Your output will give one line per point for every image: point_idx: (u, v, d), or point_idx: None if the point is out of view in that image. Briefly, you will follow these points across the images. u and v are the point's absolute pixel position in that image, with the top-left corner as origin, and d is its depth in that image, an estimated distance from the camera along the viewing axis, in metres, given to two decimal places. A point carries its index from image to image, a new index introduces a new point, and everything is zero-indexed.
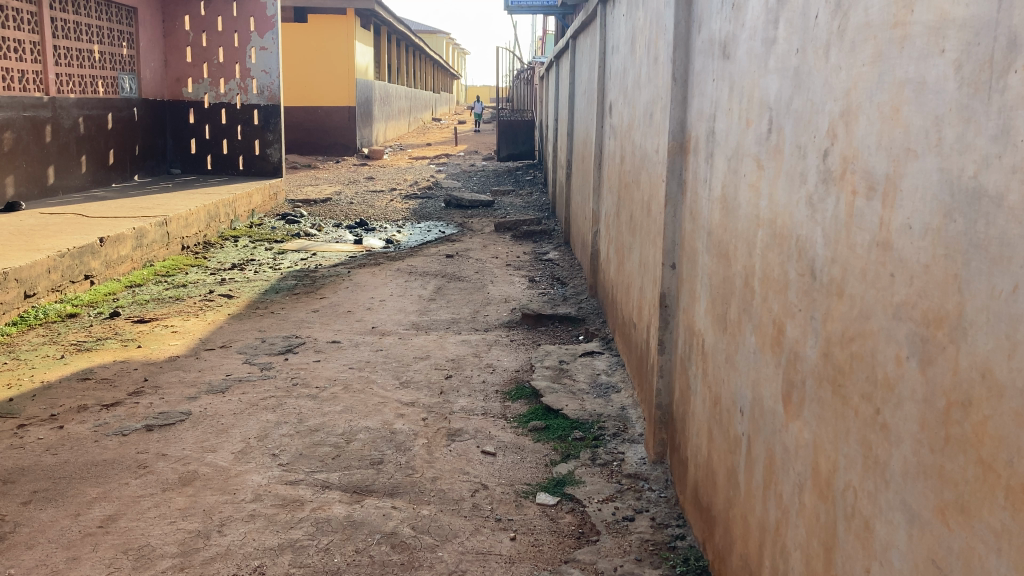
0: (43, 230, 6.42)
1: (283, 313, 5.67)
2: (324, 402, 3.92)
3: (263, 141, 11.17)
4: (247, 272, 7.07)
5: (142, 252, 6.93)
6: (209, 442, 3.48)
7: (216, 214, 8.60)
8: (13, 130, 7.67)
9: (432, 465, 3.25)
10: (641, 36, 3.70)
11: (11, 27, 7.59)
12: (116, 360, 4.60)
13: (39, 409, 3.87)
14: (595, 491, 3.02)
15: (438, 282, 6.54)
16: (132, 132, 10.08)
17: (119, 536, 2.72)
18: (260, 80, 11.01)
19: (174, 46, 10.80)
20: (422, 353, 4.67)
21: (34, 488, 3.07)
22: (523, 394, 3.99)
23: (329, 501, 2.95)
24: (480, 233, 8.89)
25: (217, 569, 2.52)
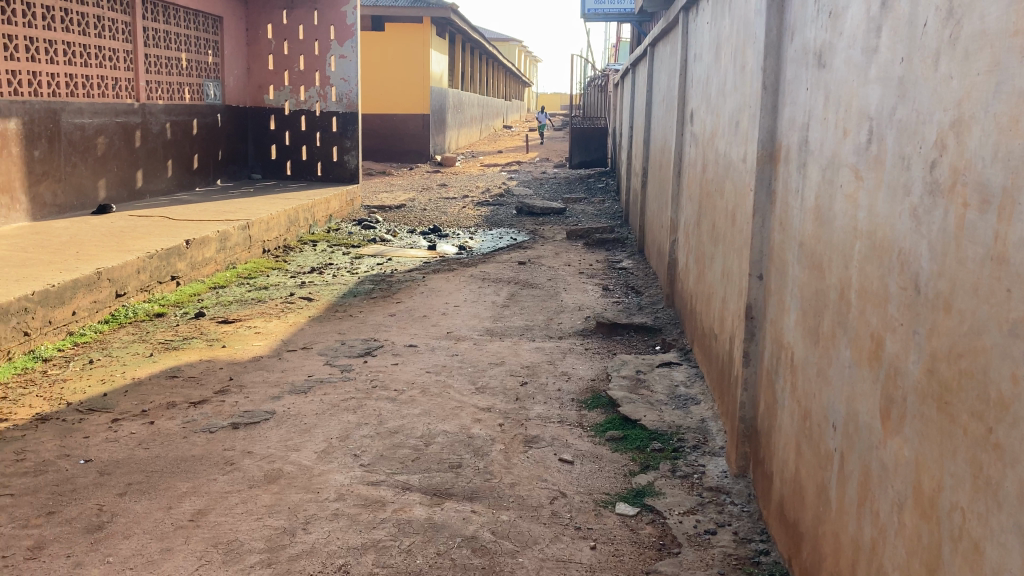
0: (133, 232, 6.67)
1: (360, 317, 5.77)
2: (403, 405, 3.98)
3: (342, 148, 11.37)
4: (325, 276, 7.21)
5: (226, 254, 7.13)
6: (293, 441, 3.56)
7: (295, 219, 8.81)
8: (105, 136, 7.99)
9: (510, 471, 3.26)
10: (727, 43, 3.67)
11: (106, 37, 7.92)
12: (203, 359, 4.75)
13: (131, 405, 4.02)
14: (676, 503, 2.99)
15: (512, 289, 6.57)
16: (216, 138, 10.40)
17: (209, 530, 2.81)
18: (339, 87, 11.22)
19: (257, 54, 11.10)
20: (497, 360, 4.70)
21: (128, 481, 3.19)
22: (599, 403, 3.98)
23: (410, 503, 2.99)
24: (552, 240, 8.90)
25: (303, 566, 2.58)
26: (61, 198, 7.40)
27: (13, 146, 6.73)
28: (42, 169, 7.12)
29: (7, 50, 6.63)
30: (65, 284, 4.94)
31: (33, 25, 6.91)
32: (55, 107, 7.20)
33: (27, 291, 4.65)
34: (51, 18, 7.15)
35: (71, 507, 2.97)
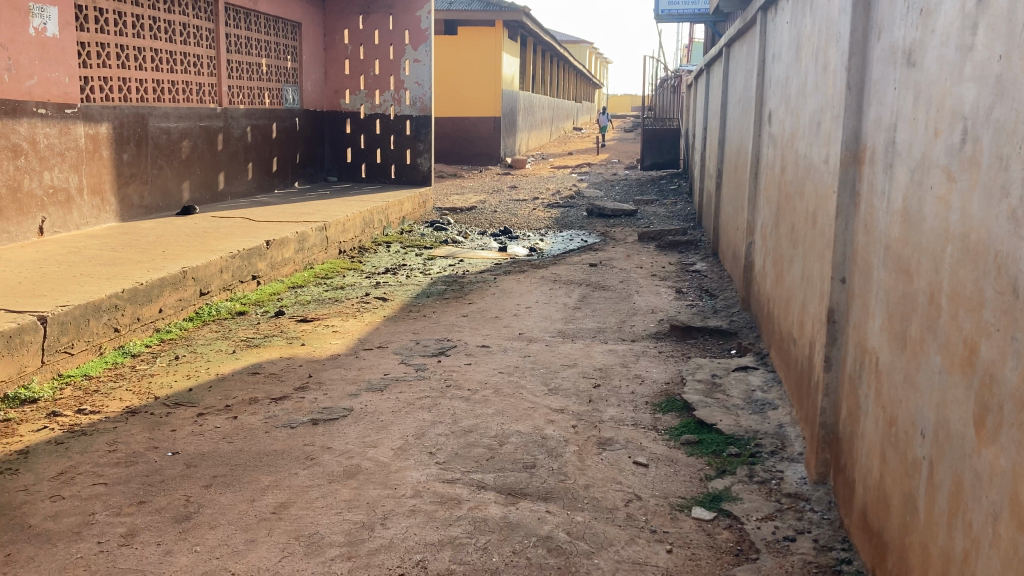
0: (215, 233, 6.87)
1: (434, 317, 5.83)
2: (476, 405, 4.02)
3: (415, 151, 11.53)
4: (398, 276, 7.32)
5: (304, 255, 7.30)
6: (370, 438, 3.63)
7: (370, 220, 8.96)
8: (189, 139, 8.26)
9: (584, 473, 3.26)
10: (808, 43, 3.60)
11: (191, 44, 8.20)
12: (283, 357, 4.87)
13: (215, 400, 4.15)
14: (753, 508, 2.96)
15: (583, 291, 6.56)
16: (294, 142, 10.66)
17: (290, 523, 2.88)
18: (413, 91, 11.37)
19: (334, 58, 11.34)
20: (570, 361, 4.70)
21: (214, 473, 3.30)
22: (674, 407, 3.95)
23: (485, 501, 3.02)
24: (623, 242, 8.87)
25: (382, 560, 2.63)
26: (147, 199, 7.68)
27: (104, 149, 7.00)
28: (130, 171, 7.39)
29: (99, 57, 6.92)
30: (152, 282, 5.13)
31: (123, 33, 7.19)
32: (143, 112, 7.48)
33: (117, 289, 4.84)
34: (140, 26, 7.43)
35: (160, 497, 3.09)
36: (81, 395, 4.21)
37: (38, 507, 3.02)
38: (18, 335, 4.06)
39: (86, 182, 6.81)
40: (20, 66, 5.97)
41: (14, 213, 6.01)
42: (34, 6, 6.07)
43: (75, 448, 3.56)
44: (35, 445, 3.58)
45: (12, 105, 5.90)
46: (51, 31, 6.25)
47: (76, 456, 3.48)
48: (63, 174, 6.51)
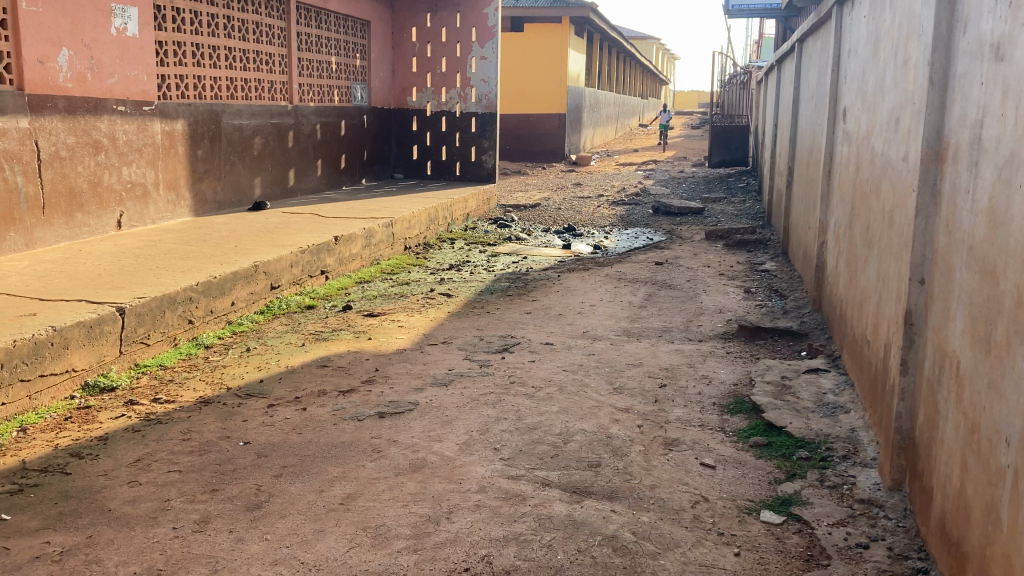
0: (285, 228, 7.01)
1: (498, 314, 5.85)
2: (541, 402, 4.01)
3: (480, 148, 11.58)
4: (463, 273, 7.37)
5: (371, 250, 7.40)
6: (436, 432, 3.66)
7: (435, 217, 9.03)
8: (261, 136, 8.44)
9: (650, 473, 3.23)
10: (888, 37, 3.50)
11: (263, 42, 8.37)
12: (350, 350, 4.95)
13: (285, 391, 4.24)
14: (824, 513, 2.90)
15: (649, 289, 6.50)
16: (361, 139, 10.80)
17: (358, 514, 2.92)
18: (479, 88, 11.41)
19: (401, 56, 11.46)
20: (635, 360, 4.66)
21: (284, 463, 3.36)
22: (742, 408, 3.89)
23: (550, 499, 3.01)
24: (690, 241, 8.77)
25: (448, 554, 2.64)
26: (220, 195, 7.87)
27: (180, 146, 7.19)
28: (205, 167, 7.58)
29: (176, 56, 7.12)
30: (225, 276, 5.26)
31: (199, 32, 7.38)
32: (217, 109, 7.66)
33: (192, 282, 4.97)
34: (215, 24, 7.61)
35: (232, 485, 3.16)
36: (156, 384, 4.34)
37: (117, 491, 3.12)
38: (98, 325, 4.20)
39: (162, 178, 7.01)
40: (101, 65, 6.18)
41: (94, 207, 6.22)
42: (116, 6, 6.27)
43: (151, 435, 3.67)
44: (113, 432, 3.70)
45: (94, 102, 6.11)
46: (131, 30, 6.45)
47: (152, 443, 3.59)
48: (141, 170, 6.72)
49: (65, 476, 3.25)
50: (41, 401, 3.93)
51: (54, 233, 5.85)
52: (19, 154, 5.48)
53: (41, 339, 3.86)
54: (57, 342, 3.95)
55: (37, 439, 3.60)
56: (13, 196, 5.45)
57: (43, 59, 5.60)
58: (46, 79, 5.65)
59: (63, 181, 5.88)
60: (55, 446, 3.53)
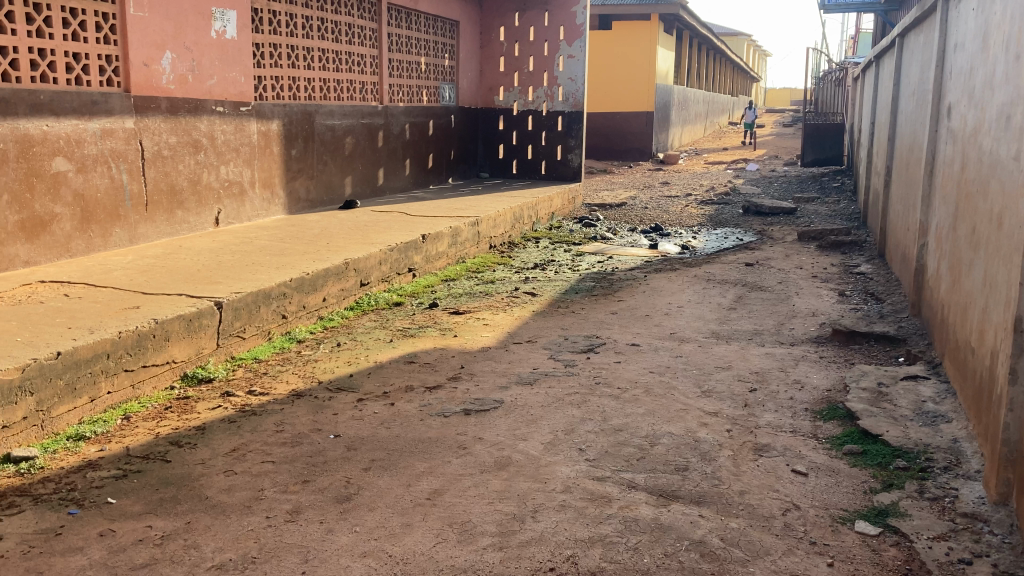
0: (375, 227, 7.14)
1: (583, 313, 5.83)
2: (627, 403, 3.98)
3: (566, 147, 11.55)
4: (548, 272, 7.37)
5: (457, 249, 7.48)
6: (521, 431, 3.67)
7: (521, 216, 9.05)
8: (353, 136, 8.63)
9: (739, 478, 3.17)
10: (998, 31, 3.35)
11: (355, 43, 8.56)
12: (436, 347, 5.01)
13: (373, 386, 4.32)
14: (924, 526, 2.79)
15: (738, 291, 6.37)
16: (448, 138, 10.92)
17: (444, 510, 2.95)
18: (566, 87, 11.36)
19: (489, 56, 11.55)
20: (724, 364, 4.57)
21: (372, 457, 3.43)
22: (836, 415, 3.78)
23: (636, 502, 2.98)
24: (781, 242, 8.56)
25: (533, 553, 2.65)
26: (313, 193, 8.07)
27: (275, 145, 7.41)
28: (299, 166, 7.79)
29: (272, 58, 7.33)
30: (317, 272, 5.39)
31: (294, 34, 7.59)
32: (311, 109, 7.86)
33: (286, 278, 5.11)
34: (309, 27, 7.82)
35: (323, 477, 3.24)
36: (251, 376, 4.49)
37: (214, 479, 3.23)
38: (197, 318, 4.36)
39: (258, 176, 7.23)
40: (202, 67, 6.41)
41: (194, 205, 6.46)
42: (216, 10, 6.50)
43: (246, 426, 3.79)
44: (211, 422, 3.84)
45: (195, 103, 6.34)
46: (230, 33, 6.68)
47: (247, 434, 3.71)
48: (238, 169, 6.94)
49: (166, 464, 3.38)
50: (143, 391, 4.11)
51: (156, 229, 6.10)
52: (125, 153, 5.72)
53: (144, 331, 4.03)
54: (159, 335, 4.12)
55: (140, 427, 3.76)
56: (120, 193, 5.71)
57: (147, 62, 5.85)
58: (150, 80, 5.89)
59: (165, 180, 6.12)
60: (156, 434, 3.68)
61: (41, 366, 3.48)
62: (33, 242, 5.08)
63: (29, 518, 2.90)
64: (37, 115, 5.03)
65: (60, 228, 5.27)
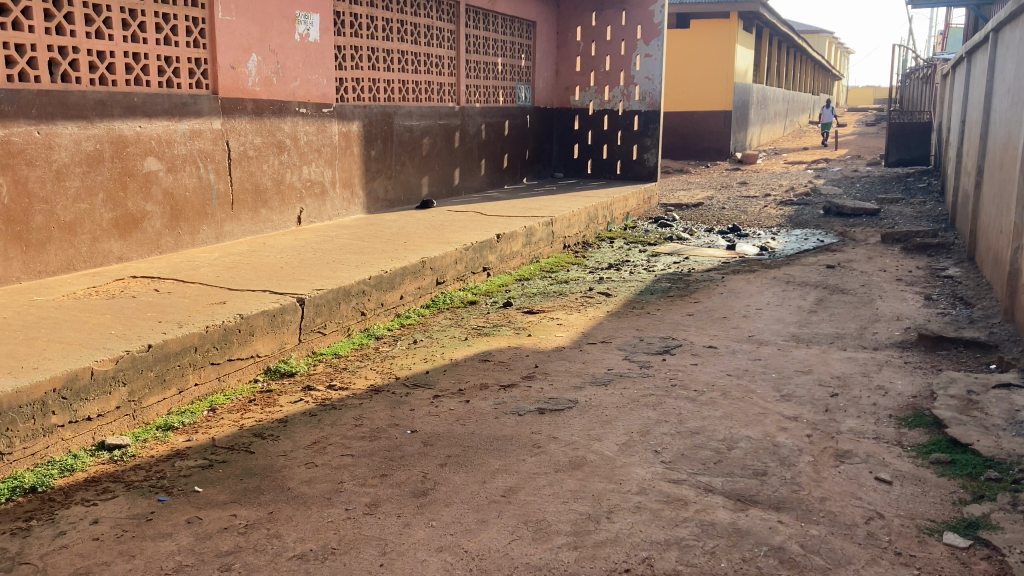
0: (450, 226, 7.21)
1: (659, 314, 5.78)
2: (704, 406, 3.93)
3: (642, 146, 11.44)
4: (623, 272, 7.33)
5: (531, 248, 7.50)
6: (596, 431, 3.66)
7: (595, 216, 9.03)
8: (430, 137, 8.74)
9: (820, 484, 3.10)
10: None
11: (433, 45, 8.67)
12: (511, 345, 5.04)
13: (449, 383, 4.37)
14: (1017, 540, 2.68)
15: (819, 294, 6.22)
16: (524, 138, 10.97)
17: (519, 507, 2.97)
18: (643, 86, 11.26)
19: (566, 56, 11.56)
20: (804, 367, 4.48)
21: (448, 453, 3.47)
22: (922, 422, 3.66)
23: (713, 505, 2.95)
24: (864, 243, 8.32)
25: (609, 553, 2.64)
26: (391, 193, 8.20)
27: (355, 146, 7.55)
28: (378, 166, 7.92)
29: (353, 60, 7.49)
30: (395, 270, 5.47)
31: (374, 36, 7.73)
32: (390, 110, 7.99)
33: (365, 275, 5.21)
34: (389, 29, 7.96)
35: (400, 472, 3.29)
36: (332, 371, 4.60)
37: (295, 471, 3.32)
38: (280, 314, 4.48)
39: (339, 176, 7.37)
40: (286, 69, 6.58)
41: (277, 203, 6.64)
42: (300, 13, 6.66)
43: (326, 420, 3.87)
44: (292, 415, 3.94)
45: (279, 104, 6.51)
46: (313, 36, 6.83)
47: (328, 427, 3.79)
48: (319, 169, 7.10)
49: (250, 454, 3.48)
50: (229, 383, 4.24)
51: (241, 227, 6.28)
52: (212, 153, 5.91)
53: (230, 325, 4.15)
54: (244, 329, 4.24)
55: (225, 419, 3.88)
56: (207, 192, 5.90)
57: (235, 64, 6.03)
58: (237, 83, 6.07)
59: (251, 179, 6.31)
60: (241, 426, 3.79)
61: (133, 358, 3.63)
62: (126, 238, 5.29)
63: (122, 504, 3.02)
64: (130, 116, 5.24)
65: (151, 225, 5.48)
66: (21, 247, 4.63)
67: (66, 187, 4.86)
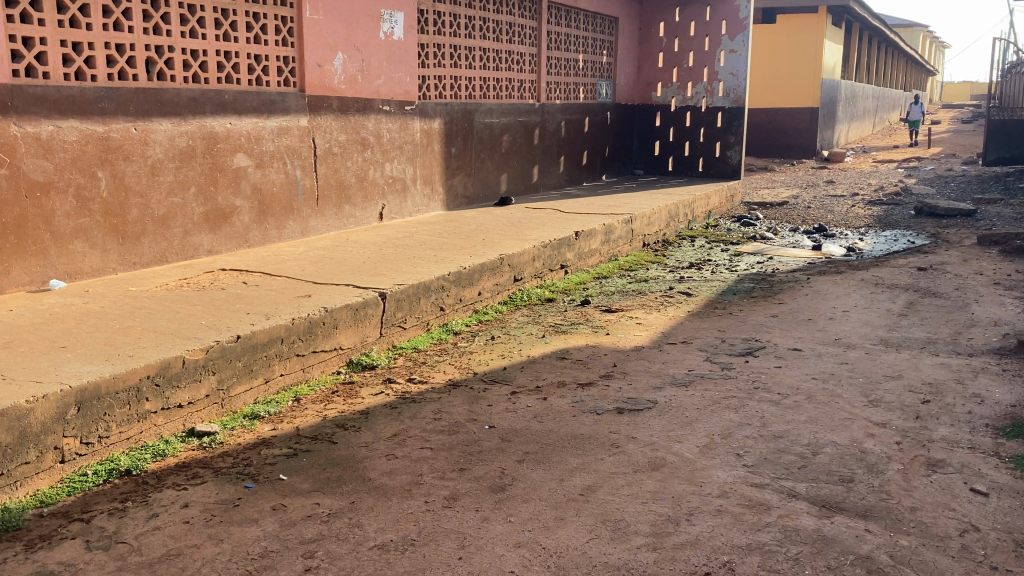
0: (529, 223, 7.22)
1: (741, 315, 5.67)
2: (787, 410, 3.85)
3: (725, 143, 11.23)
4: (704, 271, 7.22)
5: (610, 247, 7.45)
6: (676, 432, 3.62)
7: (676, 214, 8.91)
8: (510, 134, 8.76)
9: (910, 494, 3.00)
10: None
11: (515, 42, 8.70)
12: (589, 344, 5.01)
13: (527, 380, 4.38)
14: None
15: (910, 297, 6.02)
16: (604, 135, 10.90)
17: (597, 506, 2.95)
18: (727, 82, 11.08)
19: (648, 52, 11.45)
20: (894, 373, 4.34)
21: (526, 450, 3.47)
22: (1022, 433, 3.50)
23: (797, 511, 2.88)
24: (959, 245, 8.01)
25: (688, 556, 2.61)
26: (470, 190, 8.25)
27: (436, 143, 7.63)
28: (458, 163, 7.99)
29: (436, 57, 7.57)
30: (473, 266, 5.51)
31: (456, 34, 7.80)
32: (471, 108, 8.04)
33: (444, 271, 5.26)
34: (472, 26, 8.02)
35: (478, 466, 3.31)
36: (411, 365, 4.65)
37: (376, 462, 3.37)
38: (363, 308, 4.56)
39: (420, 173, 7.46)
40: (371, 67, 6.69)
41: (360, 200, 6.75)
42: (386, 12, 6.76)
43: (406, 413, 3.93)
44: (373, 407, 4.01)
45: (364, 102, 6.62)
46: (397, 34, 6.93)
47: (407, 420, 3.84)
48: (401, 166, 7.19)
49: (333, 445, 3.55)
50: (312, 374, 4.34)
51: (326, 222, 6.41)
52: (299, 150, 6.05)
53: (315, 318, 4.24)
54: (328, 322, 4.33)
55: (309, 409, 3.98)
56: (293, 188, 6.04)
57: (321, 63, 6.15)
58: (324, 81, 6.20)
59: (335, 176, 6.43)
60: (324, 416, 3.88)
61: (222, 349, 3.74)
62: (216, 232, 5.47)
63: (211, 489, 3.12)
64: (222, 114, 5.40)
65: (240, 220, 5.64)
66: (117, 238, 4.83)
67: (161, 182, 5.04)
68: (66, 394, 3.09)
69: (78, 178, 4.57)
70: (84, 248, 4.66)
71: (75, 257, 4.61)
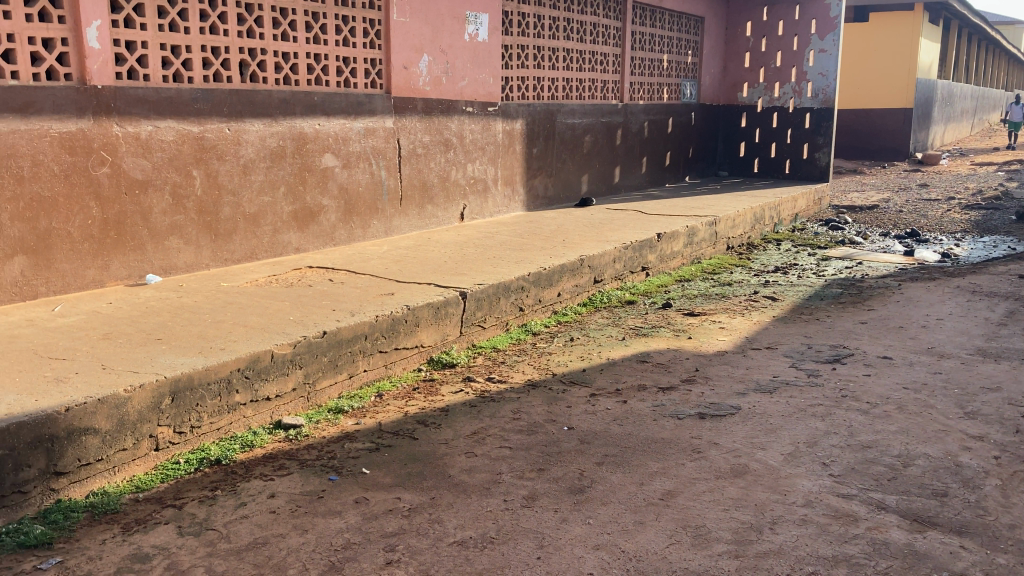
0: (610, 225, 7.18)
1: (828, 321, 5.52)
2: (877, 419, 3.73)
3: (813, 145, 10.93)
4: (789, 276, 7.06)
5: (692, 249, 7.35)
6: (759, 439, 3.55)
7: (761, 217, 8.74)
8: (592, 134, 8.73)
9: (1009, 511, 2.87)
10: None
11: (599, 43, 8.67)
12: (670, 347, 4.96)
13: (607, 382, 4.35)
14: None
15: (1009, 306, 5.76)
16: (687, 136, 10.76)
17: (678, 511, 2.92)
18: (816, 83, 10.81)
19: (734, 52, 11.27)
20: (992, 384, 4.16)
21: (605, 452, 3.46)
22: None
23: (886, 524, 2.79)
24: None
25: (772, 565, 2.55)
26: (551, 190, 8.26)
27: (518, 144, 7.66)
28: (539, 164, 8.00)
29: (520, 58, 7.60)
30: (553, 267, 5.52)
31: (540, 35, 7.81)
32: (554, 108, 8.05)
33: (524, 271, 5.28)
34: (556, 27, 8.02)
35: (558, 467, 3.31)
36: (491, 364, 4.68)
37: (456, 459, 3.40)
38: (444, 307, 4.61)
39: (501, 173, 7.50)
40: (455, 68, 6.76)
41: (442, 200, 6.83)
42: (471, 14, 6.82)
43: (486, 411, 3.96)
44: (453, 405, 4.05)
45: (448, 103, 6.69)
46: (481, 36, 6.98)
47: (487, 419, 3.86)
48: (483, 167, 7.24)
49: (414, 441, 3.60)
50: (394, 371, 4.41)
51: (409, 222, 6.51)
52: (384, 150, 6.15)
53: (398, 316, 4.31)
54: (410, 320, 4.40)
55: (391, 405, 4.04)
56: (378, 188, 6.15)
57: (407, 64, 6.25)
58: (409, 82, 6.29)
59: (418, 176, 6.52)
60: (405, 412, 3.94)
61: (309, 343, 3.83)
62: (303, 230, 5.61)
63: (297, 480, 3.21)
64: (311, 115, 5.54)
65: (326, 219, 5.77)
66: (210, 235, 5.00)
67: (252, 180, 5.20)
68: (161, 384, 3.22)
69: (175, 177, 4.75)
70: (179, 245, 4.84)
71: (170, 253, 4.80)
